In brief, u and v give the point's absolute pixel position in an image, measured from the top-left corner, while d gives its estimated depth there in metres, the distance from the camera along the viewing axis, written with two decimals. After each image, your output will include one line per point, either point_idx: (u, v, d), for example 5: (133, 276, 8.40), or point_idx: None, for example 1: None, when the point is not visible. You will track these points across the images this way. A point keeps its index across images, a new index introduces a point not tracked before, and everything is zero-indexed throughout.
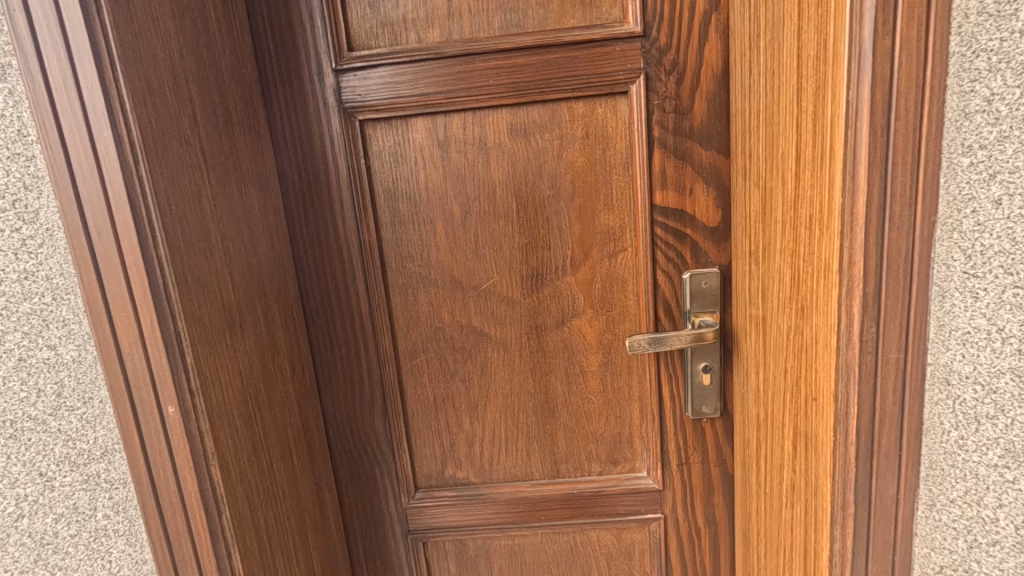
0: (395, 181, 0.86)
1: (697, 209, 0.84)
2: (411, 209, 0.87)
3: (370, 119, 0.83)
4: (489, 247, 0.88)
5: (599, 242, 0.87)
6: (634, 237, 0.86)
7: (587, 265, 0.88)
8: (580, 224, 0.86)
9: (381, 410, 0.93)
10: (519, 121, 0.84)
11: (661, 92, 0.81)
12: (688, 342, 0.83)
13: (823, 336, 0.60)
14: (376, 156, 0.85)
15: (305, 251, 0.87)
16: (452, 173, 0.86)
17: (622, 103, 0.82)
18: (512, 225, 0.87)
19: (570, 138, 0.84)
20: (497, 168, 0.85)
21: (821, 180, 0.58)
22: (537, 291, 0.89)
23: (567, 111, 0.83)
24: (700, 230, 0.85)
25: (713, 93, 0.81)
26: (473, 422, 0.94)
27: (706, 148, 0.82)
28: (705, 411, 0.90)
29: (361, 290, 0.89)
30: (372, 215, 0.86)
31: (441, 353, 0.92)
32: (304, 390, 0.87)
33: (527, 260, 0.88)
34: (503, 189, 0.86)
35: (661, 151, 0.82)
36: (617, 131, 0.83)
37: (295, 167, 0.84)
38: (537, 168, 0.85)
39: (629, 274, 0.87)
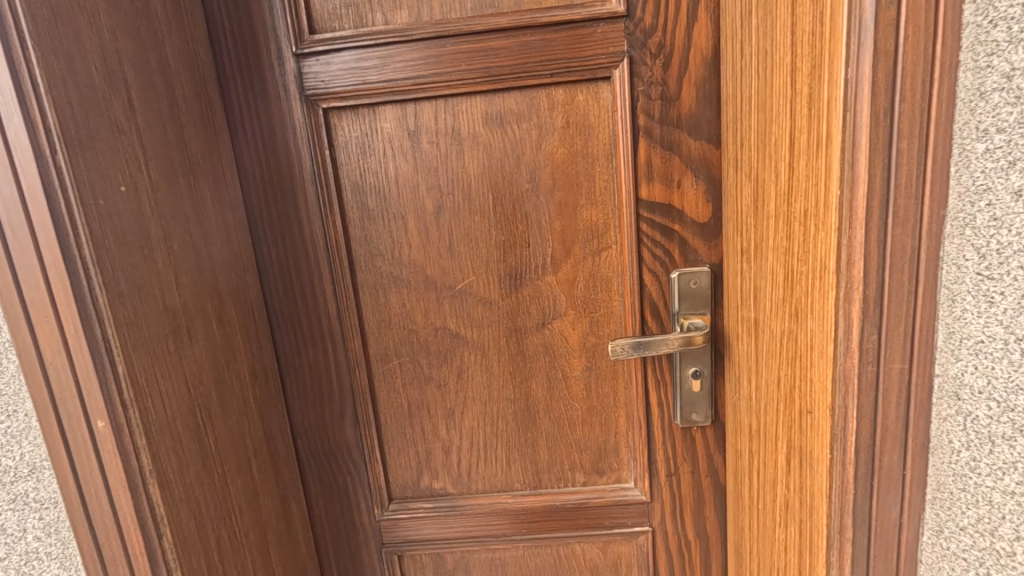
0: (362, 175, 0.81)
1: (686, 204, 0.78)
2: (380, 204, 0.81)
3: (334, 107, 0.78)
4: (465, 245, 0.82)
5: (581, 239, 0.81)
6: (619, 234, 0.80)
7: (569, 263, 0.82)
8: (560, 220, 0.81)
9: (351, 417, 0.88)
10: (495, 109, 0.78)
11: (646, 78, 0.75)
12: (677, 346, 0.78)
13: (819, 343, 0.54)
14: (342, 147, 0.80)
15: (268, 249, 0.82)
16: (423, 165, 0.80)
17: (605, 89, 0.76)
18: (489, 220, 0.81)
19: (550, 127, 0.78)
20: (472, 160, 0.80)
21: (817, 171, 0.52)
22: (516, 292, 0.84)
23: (545, 99, 0.77)
24: (689, 227, 0.79)
25: (702, 78, 0.75)
26: (450, 430, 0.89)
27: (695, 137, 0.76)
28: (695, 418, 0.84)
29: (329, 291, 0.83)
30: (339, 211, 0.81)
31: (415, 357, 0.87)
32: (267, 398, 0.82)
33: (505, 258, 0.82)
34: (479, 182, 0.80)
35: (647, 140, 0.76)
36: (599, 120, 0.77)
37: (255, 159, 0.79)
38: (514, 160, 0.79)
39: (613, 274, 0.82)
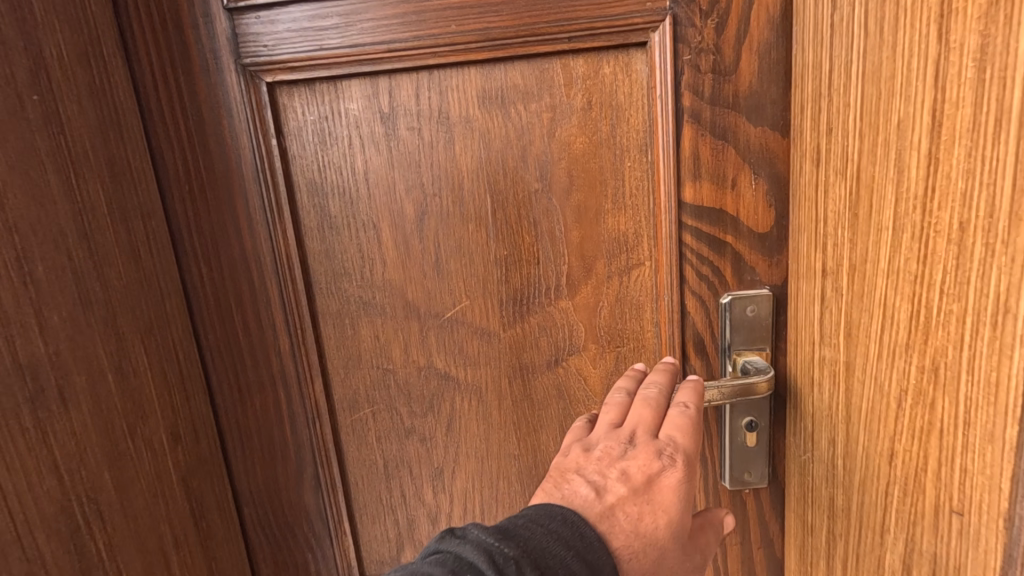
0: (320, 173, 0.62)
1: (741, 209, 0.61)
2: (345, 210, 0.63)
3: (281, 81, 0.59)
4: (455, 262, 0.64)
5: (604, 254, 0.64)
6: (654, 247, 0.63)
7: (590, 284, 0.64)
8: (579, 229, 0.63)
9: (312, 480, 0.69)
10: (494, 85, 0.60)
11: (693, 44, 0.57)
12: (734, 398, 0.59)
13: (983, 419, 0.37)
14: (294, 135, 0.61)
15: (197, 268, 0.62)
16: (401, 158, 0.61)
17: (637, 60, 0.59)
18: (486, 230, 0.63)
19: (565, 109, 0.60)
20: (464, 152, 0.61)
21: (988, 163, 0.35)
22: (521, 321, 0.66)
23: (560, 73, 0.59)
24: (745, 238, 0.62)
25: (768, 43, 0.57)
26: (438, 493, 0.71)
27: (755, 123, 0.59)
28: (747, 478, 0.67)
29: (279, 322, 0.64)
30: (291, 218, 0.62)
31: (393, 403, 0.68)
32: (199, 463, 0.62)
33: (507, 278, 0.65)
34: (473, 181, 0.62)
35: (693, 126, 0.59)
36: (630, 101, 0.60)
37: (177, 150, 0.59)
38: (518, 152, 0.61)
39: (645, 297, 0.65)
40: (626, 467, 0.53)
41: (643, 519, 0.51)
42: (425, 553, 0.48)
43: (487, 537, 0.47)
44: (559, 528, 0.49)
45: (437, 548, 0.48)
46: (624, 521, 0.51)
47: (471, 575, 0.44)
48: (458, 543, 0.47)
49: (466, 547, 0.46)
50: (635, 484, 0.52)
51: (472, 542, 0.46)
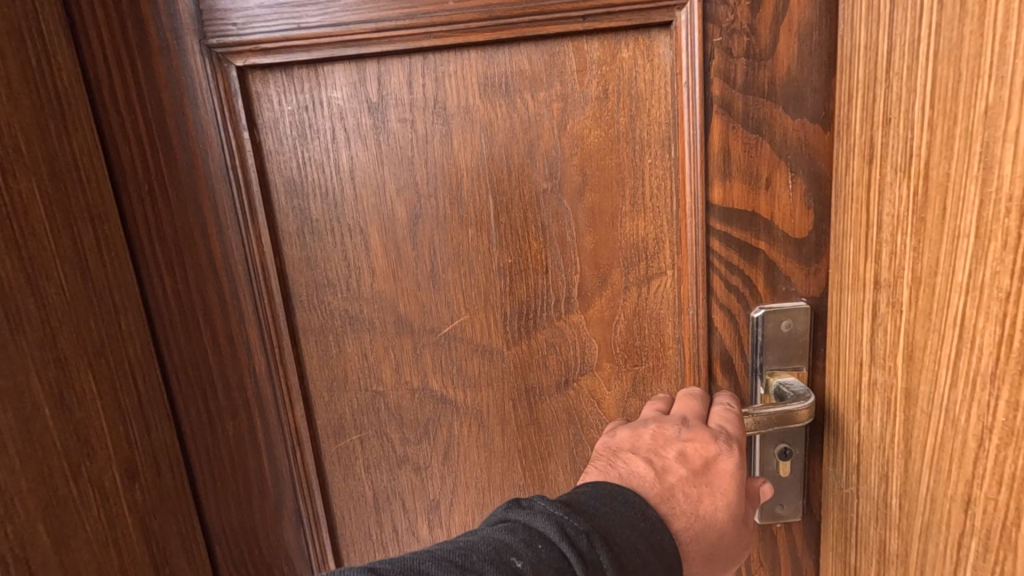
0: (300, 171, 0.54)
1: (775, 212, 0.54)
2: (328, 214, 0.55)
3: (254, 65, 0.51)
4: (453, 271, 0.57)
5: (621, 262, 0.57)
6: (677, 254, 0.56)
7: (604, 296, 0.57)
8: (593, 235, 0.56)
9: (293, 516, 0.62)
10: (497, 71, 0.53)
11: (725, 24, 0.50)
12: (775, 425, 0.52)
13: None
14: (269, 127, 0.53)
15: (159, 278, 0.55)
16: (391, 154, 0.54)
17: (660, 43, 0.52)
18: (488, 235, 0.56)
19: (578, 99, 0.53)
20: (462, 148, 0.54)
21: None
22: (527, 336, 0.59)
23: (573, 57, 0.52)
24: (780, 245, 0.55)
25: (809, 24, 0.50)
26: (433, 528, 0.64)
27: (793, 115, 0.52)
28: (779, 511, 0.60)
29: (254, 340, 0.57)
30: (265, 222, 0.54)
31: (384, 428, 0.61)
32: (164, 499, 0.55)
33: (511, 290, 0.57)
34: (473, 180, 0.55)
35: (724, 118, 0.52)
36: (651, 89, 0.53)
37: (134, 144, 0.52)
38: (524, 146, 0.54)
39: (666, 311, 0.58)
40: (682, 448, 0.50)
41: (703, 501, 0.48)
42: (489, 521, 0.43)
43: (558, 510, 0.42)
44: (625, 507, 0.44)
45: (504, 518, 0.43)
46: (684, 503, 0.48)
47: (545, 547, 0.40)
48: (526, 514, 0.42)
49: (536, 518, 0.42)
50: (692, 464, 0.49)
51: (542, 514, 0.42)
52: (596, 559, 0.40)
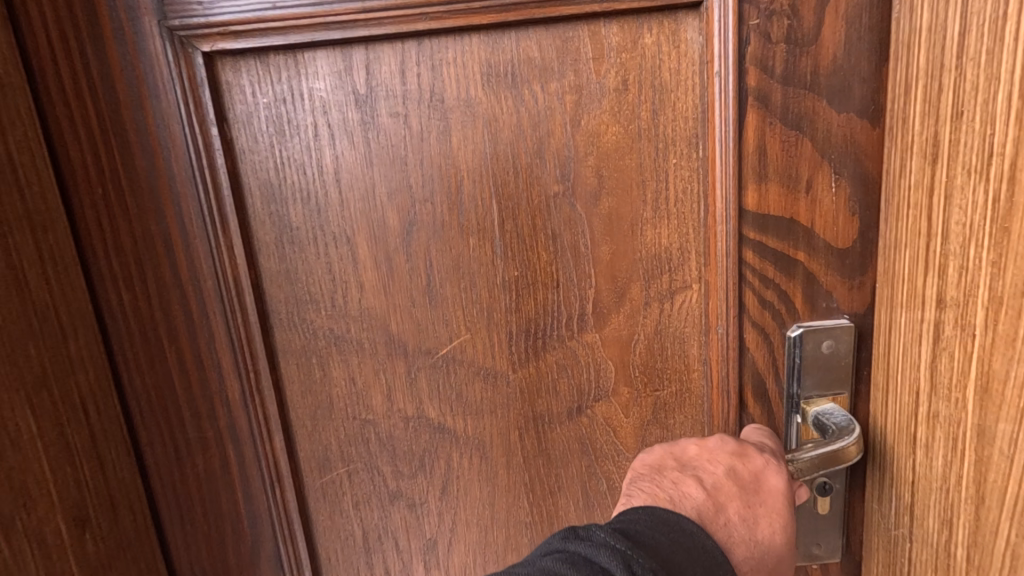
0: (277, 173, 0.48)
1: (816, 218, 0.48)
2: (311, 221, 0.49)
3: (223, 52, 0.45)
4: (451, 285, 0.51)
5: (641, 275, 0.50)
6: (704, 266, 0.50)
7: (622, 313, 0.51)
8: (610, 244, 0.50)
9: (271, 559, 0.55)
10: (502, 58, 0.46)
11: (762, 5, 0.44)
12: (824, 469, 0.45)
13: None
14: (242, 122, 0.46)
15: (116, 295, 0.48)
16: (381, 153, 0.48)
17: (688, 27, 0.45)
18: (491, 244, 0.50)
19: (594, 91, 0.47)
20: (462, 146, 0.48)
21: None
22: (535, 358, 0.52)
23: (588, 43, 0.46)
24: (821, 255, 0.49)
25: (858, 6, 0.44)
26: (430, 571, 0.57)
27: (838, 109, 0.46)
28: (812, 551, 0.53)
29: (227, 364, 0.50)
30: (237, 231, 0.48)
31: (374, 461, 0.54)
32: (120, 547, 0.49)
33: (518, 306, 0.51)
34: (475, 183, 0.48)
35: (760, 112, 0.46)
36: (676, 80, 0.46)
37: (86, 142, 0.45)
38: (533, 144, 0.48)
39: (691, 329, 0.52)
40: (731, 463, 0.45)
41: (759, 522, 0.43)
42: (543, 550, 0.38)
43: (620, 542, 0.37)
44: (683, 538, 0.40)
45: (560, 549, 0.38)
46: (740, 527, 0.43)
47: None
48: (587, 547, 0.37)
49: (599, 552, 0.36)
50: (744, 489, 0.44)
51: (606, 548, 0.36)
52: None
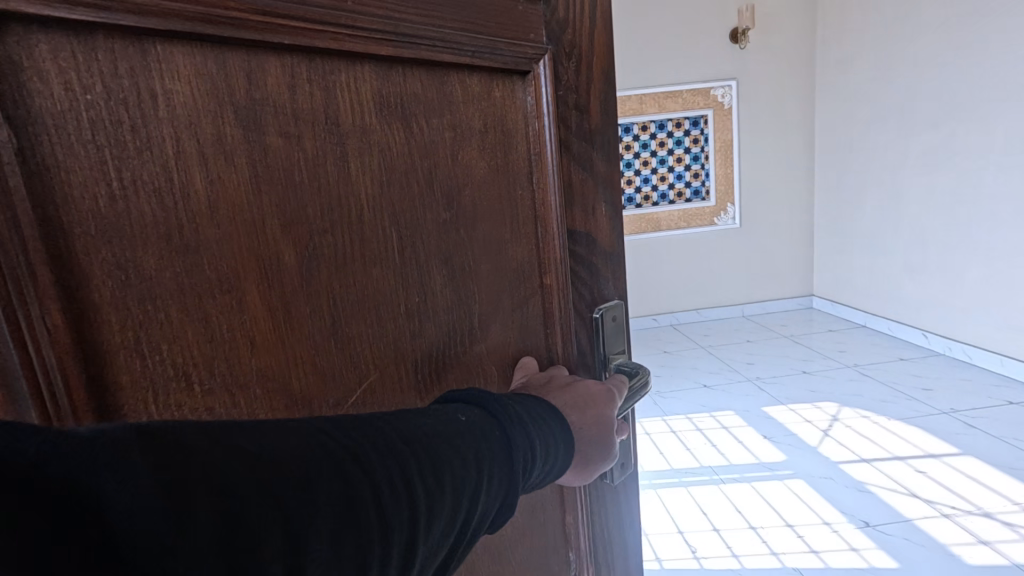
0: (117, 202, 0.33)
1: (600, 233, 0.69)
2: (173, 266, 0.36)
3: (6, 13, 0.29)
4: (358, 323, 0.46)
5: (508, 287, 0.60)
6: (544, 273, 0.63)
7: (498, 322, 0.59)
8: (486, 263, 0.57)
9: None
10: (392, 90, 0.47)
11: (565, 81, 0.61)
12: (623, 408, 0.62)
13: None
14: (51, 127, 0.31)
15: None
16: (271, 178, 0.40)
17: (520, 89, 0.58)
18: (393, 273, 0.49)
19: (466, 130, 0.53)
20: (360, 173, 0.45)
21: None
22: (437, 381, 0.54)
23: (459, 89, 0.52)
24: (605, 258, 0.70)
25: (607, 93, 0.66)
26: None
27: (603, 159, 0.67)
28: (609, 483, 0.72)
29: None
30: (53, 290, 0.31)
31: None
32: None
33: (421, 333, 0.51)
34: (376, 212, 0.47)
35: (568, 158, 0.63)
36: (517, 128, 0.59)
37: None
38: (424, 175, 0.50)
39: (541, 325, 0.64)
40: (581, 383, 0.56)
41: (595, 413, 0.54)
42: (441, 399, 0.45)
43: (499, 404, 0.44)
44: (527, 406, 0.47)
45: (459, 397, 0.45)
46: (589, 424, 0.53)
47: (509, 466, 0.41)
48: (473, 393, 0.45)
49: (479, 394, 0.45)
50: (590, 437, 0.53)
51: (503, 410, 0.44)
52: (528, 446, 0.44)
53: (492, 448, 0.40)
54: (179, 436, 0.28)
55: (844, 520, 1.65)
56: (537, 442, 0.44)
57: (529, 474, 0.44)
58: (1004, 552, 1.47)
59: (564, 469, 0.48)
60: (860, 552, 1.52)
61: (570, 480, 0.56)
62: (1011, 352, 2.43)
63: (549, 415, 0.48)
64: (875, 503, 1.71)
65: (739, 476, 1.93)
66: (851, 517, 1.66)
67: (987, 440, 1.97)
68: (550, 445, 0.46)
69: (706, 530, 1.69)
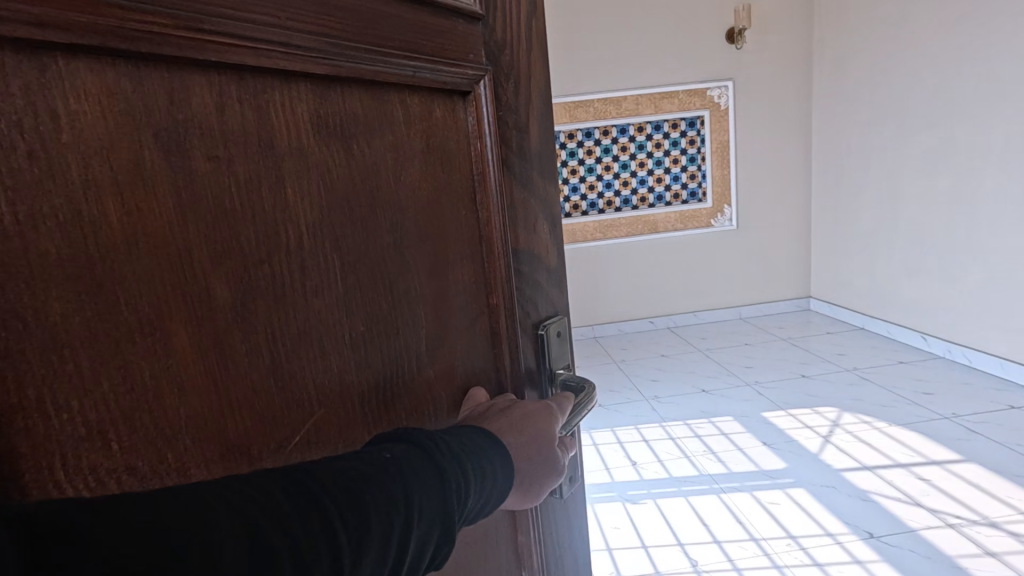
0: (12, 241, 0.28)
1: (542, 250, 0.69)
2: (84, 310, 0.31)
3: None
4: (300, 358, 0.43)
5: (455, 309, 0.59)
6: (489, 294, 0.63)
7: (446, 346, 0.58)
8: (433, 287, 0.56)
9: None
10: (330, 110, 0.45)
11: (504, 101, 0.61)
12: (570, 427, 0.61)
13: None
14: None
15: None
16: (200, 207, 0.36)
17: (461, 109, 0.58)
18: (336, 303, 0.46)
19: (409, 151, 0.52)
20: (298, 199, 0.42)
21: None
22: (386, 413, 0.51)
23: (400, 109, 0.51)
24: (547, 275, 0.71)
25: (544, 114, 0.68)
26: None
27: (543, 178, 0.68)
28: (559, 497, 0.73)
29: None
30: None
31: None
32: None
33: (368, 364, 0.49)
34: (317, 240, 0.44)
35: (510, 178, 0.63)
36: (459, 149, 0.58)
37: None
38: (366, 199, 0.48)
39: (488, 346, 0.63)
40: (521, 408, 0.56)
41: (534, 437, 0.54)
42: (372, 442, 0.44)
43: (430, 443, 0.44)
44: (459, 440, 0.47)
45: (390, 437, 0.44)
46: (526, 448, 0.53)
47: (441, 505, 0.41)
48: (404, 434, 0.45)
49: (410, 435, 0.44)
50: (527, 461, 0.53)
51: (434, 449, 0.43)
52: (461, 481, 0.44)
53: (421, 490, 0.40)
54: (58, 526, 0.27)
55: (847, 531, 1.73)
56: (469, 475, 0.45)
57: (464, 504, 0.44)
58: (1010, 562, 1.54)
59: (503, 491, 0.49)
60: (865, 566, 1.59)
61: (518, 505, 0.55)
62: (1004, 352, 2.57)
63: (483, 440, 0.48)
64: (885, 514, 1.78)
65: (739, 488, 2.01)
66: (855, 529, 1.74)
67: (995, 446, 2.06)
68: (485, 474, 0.46)
69: (706, 543, 1.76)
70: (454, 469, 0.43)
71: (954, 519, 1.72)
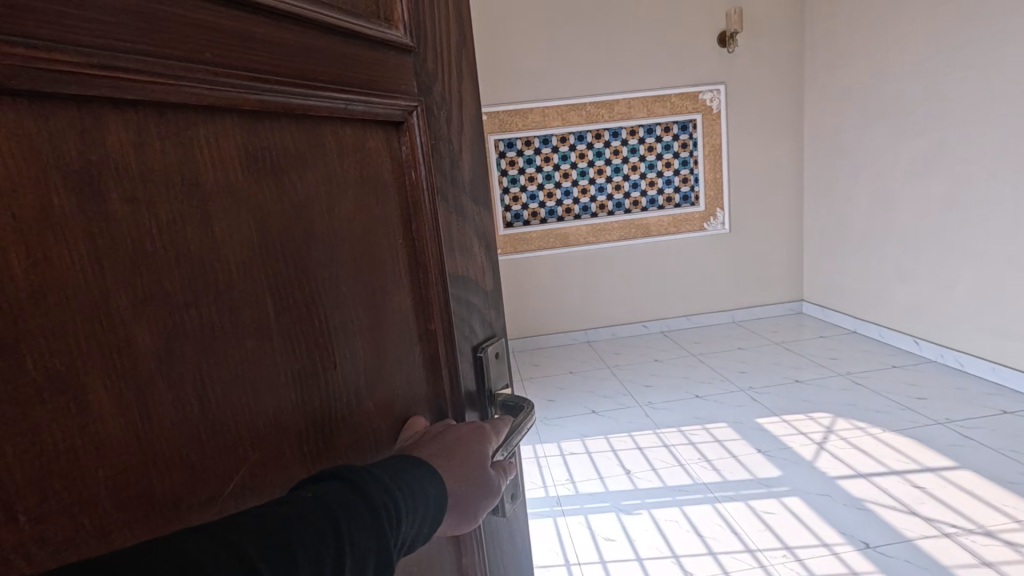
0: None
1: (478, 274, 0.71)
2: None
3: None
4: (231, 401, 0.41)
5: (394, 338, 0.59)
6: (427, 320, 0.63)
7: (385, 375, 0.57)
8: (371, 317, 0.55)
9: None
10: (258, 143, 0.43)
11: (437, 131, 0.62)
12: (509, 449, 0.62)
13: None
14: None
15: None
16: (119, 251, 0.34)
17: (395, 139, 0.58)
18: (271, 342, 0.44)
19: (342, 182, 0.51)
20: (226, 236, 0.41)
21: None
22: (324, 449, 0.50)
23: (331, 140, 0.50)
24: (484, 298, 0.72)
25: (476, 142, 0.70)
26: None
27: (477, 204, 0.70)
28: (502, 515, 0.74)
29: None
30: None
31: None
32: None
33: (305, 401, 0.48)
34: (249, 278, 0.43)
35: (446, 206, 0.64)
36: (393, 178, 0.58)
37: None
38: (300, 233, 0.47)
39: (428, 372, 0.64)
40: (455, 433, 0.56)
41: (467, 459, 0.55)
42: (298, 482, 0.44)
43: (357, 472, 0.44)
44: (388, 468, 0.47)
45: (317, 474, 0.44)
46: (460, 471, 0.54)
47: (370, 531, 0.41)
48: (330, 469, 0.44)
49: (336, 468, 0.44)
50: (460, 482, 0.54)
51: (362, 477, 0.44)
52: (392, 506, 0.43)
53: (348, 517, 0.40)
54: None
55: (845, 542, 1.83)
56: (400, 499, 0.45)
57: (396, 532, 0.44)
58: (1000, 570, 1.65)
59: (437, 515, 0.49)
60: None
61: (455, 530, 0.55)
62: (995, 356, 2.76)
63: (421, 474, 0.49)
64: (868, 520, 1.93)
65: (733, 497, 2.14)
66: (851, 538, 1.85)
67: (990, 454, 2.21)
68: (416, 497, 0.46)
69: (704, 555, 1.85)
70: (392, 509, 0.43)
71: (951, 529, 1.84)
